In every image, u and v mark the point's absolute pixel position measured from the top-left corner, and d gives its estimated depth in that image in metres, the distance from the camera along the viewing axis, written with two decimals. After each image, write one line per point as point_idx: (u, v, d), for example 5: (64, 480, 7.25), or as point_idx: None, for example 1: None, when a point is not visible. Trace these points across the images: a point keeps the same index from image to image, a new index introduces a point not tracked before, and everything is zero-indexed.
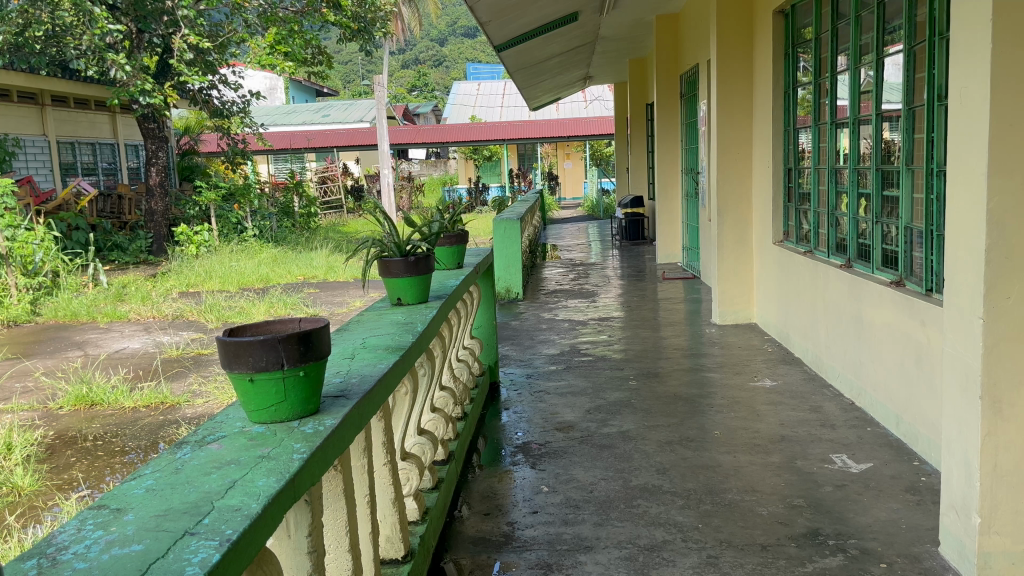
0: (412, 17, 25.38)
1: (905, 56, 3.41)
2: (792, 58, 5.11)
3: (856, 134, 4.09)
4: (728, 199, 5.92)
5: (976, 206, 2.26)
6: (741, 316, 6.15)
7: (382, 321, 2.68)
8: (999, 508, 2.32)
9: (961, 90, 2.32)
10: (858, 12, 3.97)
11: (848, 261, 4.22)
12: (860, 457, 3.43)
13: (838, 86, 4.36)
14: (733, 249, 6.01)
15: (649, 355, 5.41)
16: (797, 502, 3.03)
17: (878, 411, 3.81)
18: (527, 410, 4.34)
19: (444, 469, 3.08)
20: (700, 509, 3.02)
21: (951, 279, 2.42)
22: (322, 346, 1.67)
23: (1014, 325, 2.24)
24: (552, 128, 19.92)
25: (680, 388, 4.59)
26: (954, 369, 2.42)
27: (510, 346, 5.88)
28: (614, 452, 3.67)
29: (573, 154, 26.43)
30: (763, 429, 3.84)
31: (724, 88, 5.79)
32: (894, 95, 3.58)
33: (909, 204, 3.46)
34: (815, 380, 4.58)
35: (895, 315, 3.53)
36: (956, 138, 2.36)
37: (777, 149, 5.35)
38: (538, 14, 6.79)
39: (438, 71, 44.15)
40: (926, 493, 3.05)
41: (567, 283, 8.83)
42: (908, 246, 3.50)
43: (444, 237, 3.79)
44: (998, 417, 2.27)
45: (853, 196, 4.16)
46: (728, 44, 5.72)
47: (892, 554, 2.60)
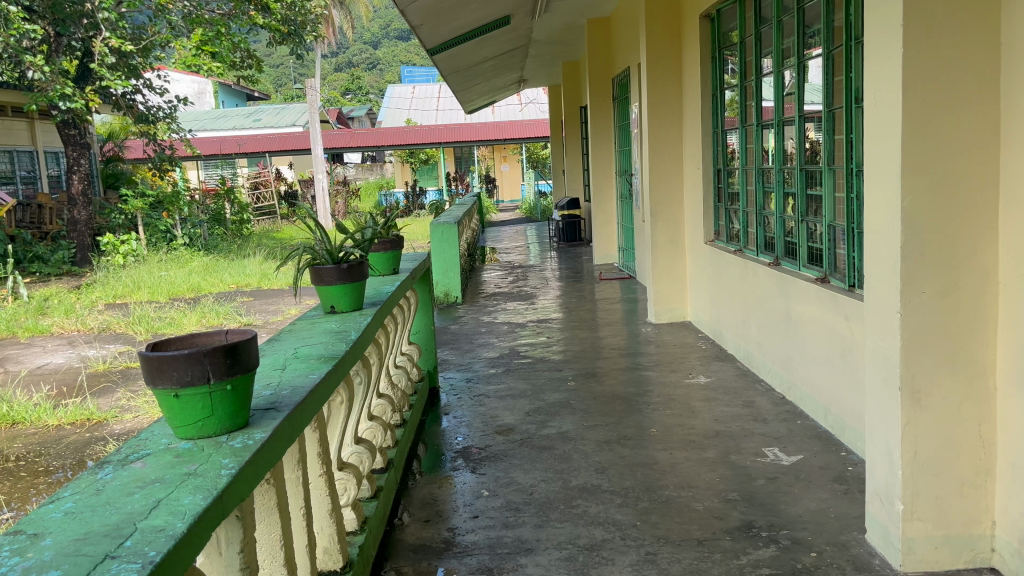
0: (344, 20, 25.15)
1: (825, 60, 3.53)
2: (719, 60, 5.20)
3: (782, 134, 4.18)
4: (660, 201, 6.03)
5: (891, 205, 2.34)
6: (676, 315, 6.25)
7: (316, 330, 2.64)
8: (920, 495, 2.41)
9: (875, 90, 2.40)
10: (780, 16, 4.08)
11: (776, 259, 4.34)
12: (791, 449, 3.53)
13: (762, 88, 4.46)
14: (666, 250, 6.13)
15: (588, 356, 5.46)
16: (732, 496, 3.10)
17: (807, 404, 3.92)
18: (467, 414, 4.34)
19: (383, 477, 3.07)
20: (638, 507, 3.06)
21: (870, 275, 2.51)
22: (250, 358, 1.64)
23: (929, 318, 2.33)
24: (488, 132, 19.86)
25: (618, 388, 4.65)
26: (875, 362, 2.51)
27: (450, 351, 5.86)
28: (554, 453, 3.69)
29: (510, 156, 26.64)
30: (698, 426, 3.92)
31: (654, 90, 5.90)
32: (815, 96, 3.70)
33: (831, 203, 3.59)
34: (746, 375, 4.70)
35: (821, 311, 3.64)
36: (872, 137, 2.44)
37: (706, 152, 5.48)
38: (470, 17, 6.79)
39: (372, 74, 43.88)
40: (853, 482, 3.15)
41: (506, 285, 8.87)
42: (832, 244, 3.63)
43: (378, 243, 3.75)
44: (916, 407, 2.36)
45: (780, 196, 4.28)
46: (657, 48, 5.81)
47: (822, 543, 2.68)
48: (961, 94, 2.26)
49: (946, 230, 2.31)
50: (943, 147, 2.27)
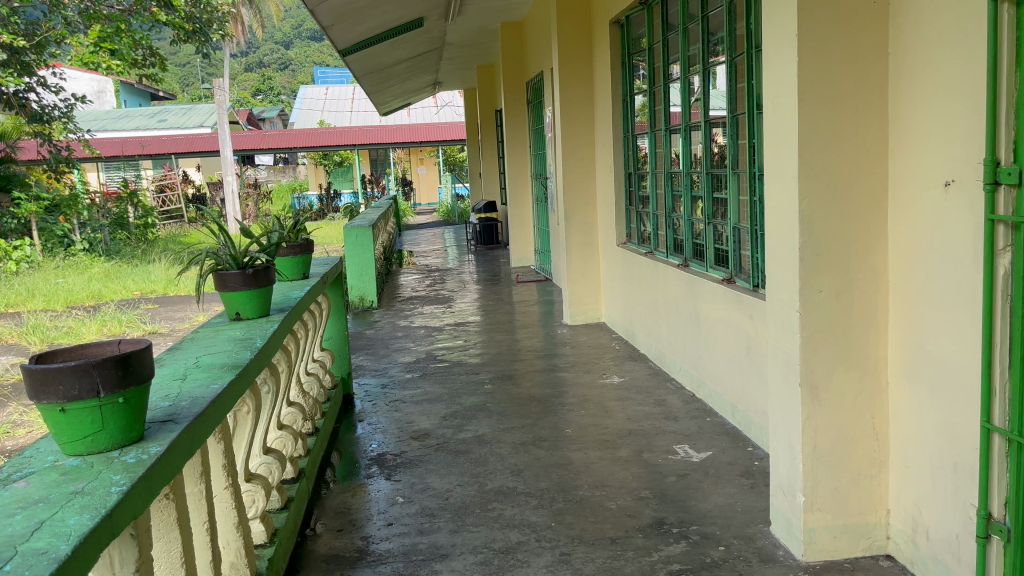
0: (254, 19, 24.54)
1: (728, 67, 3.63)
2: (628, 66, 5.30)
3: (689, 139, 4.29)
4: (574, 203, 6.12)
5: (789, 209, 2.43)
6: (591, 316, 6.32)
7: (219, 338, 2.55)
8: (819, 486, 2.50)
9: (773, 98, 2.49)
10: (685, 24, 4.18)
11: (685, 260, 4.45)
12: (700, 446, 3.62)
13: (670, 93, 4.56)
14: (580, 251, 6.22)
15: (505, 358, 5.48)
16: (644, 494, 3.15)
17: (716, 401, 4.03)
18: (382, 420, 4.28)
19: (293, 487, 3.00)
20: (553, 508, 3.08)
21: (771, 276, 2.59)
22: (144, 369, 1.57)
23: (825, 316, 2.43)
24: (404, 134, 19.71)
25: (534, 390, 4.67)
26: (776, 360, 2.60)
27: (365, 356, 5.77)
28: (469, 457, 3.68)
29: (427, 159, 26.57)
30: (612, 425, 3.98)
31: (567, 94, 5.97)
32: (720, 102, 3.82)
33: (736, 206, 3.70)
34: (658, 374, 4.79)
35: (727, 311, 3.75)
36: (771, 142, 2.52)
37: (618, 155, 5.57)
38: (382, 19, 6.72)
39: (284, 75, 42.99)
40: (759, 476, 3.25)
41: (423, 289, 8.82)
42: (737, 245, 3.75)
43: (287, 247, 3.66)
44: (814, 402, 2.46)
45: (687, 199, 4.39)
46: (569, 53, 5.88)
47: (729, 536, 2.76)
48: (850, 102, 2.35)
49: (840, 232, 2.40)
50: (838, 153, 2.37)
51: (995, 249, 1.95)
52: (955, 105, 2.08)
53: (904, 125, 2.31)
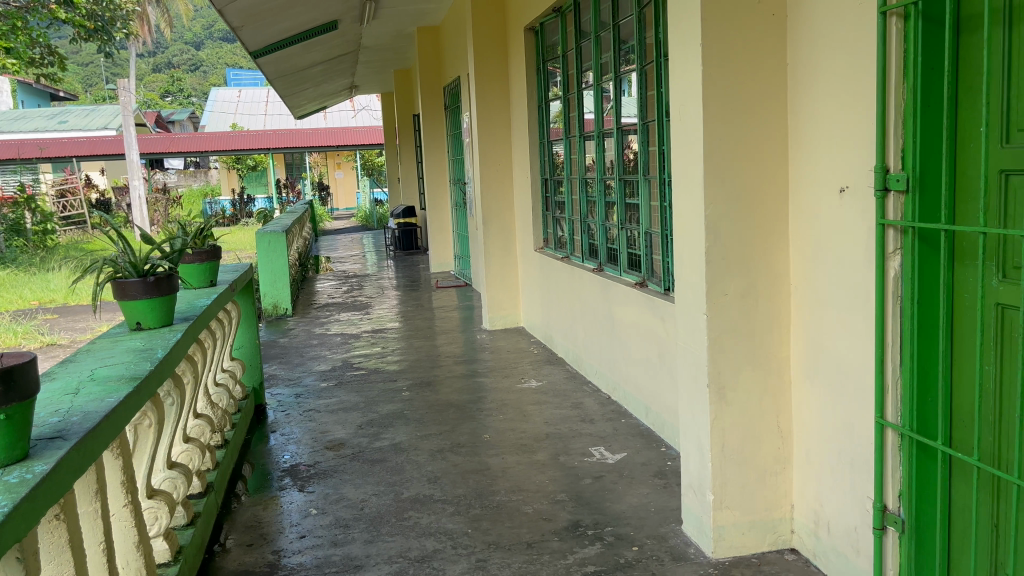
0: (161, 18, 23.71)
1: (638, 75, 3.70)
2: (543, 72, 5.35)
3: (602, 145, 4.36)
4: (491, 208, 6.13)
5: (696, 215, 2.49)
6: (509, 321, 6.34)
7: (116, 349, 2.44)
8: (728, 484, 2.56)
9: (679, 106, 2.54)
10: (598, 32, 4.24)
11: (600, 265, 4.51)
12: (615, 448, 3.66)
13: (584, 99, 4.62)
14: (499, 256, 6.23)
15: (423, 365, 5.43)
16: (560, 497, 3.17)
17: (631, 403, 4.09)
18: (296, 430, 4.18)
19: (200, 502, 2.90)
20: (470, 514, 3.07)
21: (680, 280, 2.65)
22: (28, 383, 1.47)
23: (731, 318, 2.50)
24: (320, 138, 19.39)
25: (453, 396, 4.65)
26: (686, 362, 2.65)
27: (278, 365, 5.63)
28: (386, 466, 3.63)
29: (344, 163, 26.22)
30: (529, 429, 3.99)
31: (483, 100, 5.98)
32: (631, 110, 3.89)
33: (648, 212, 3.78)
34: (575, 378, 4.84)
35: (640, 314, 3.82)
36: (679, 149, 2.58)
37: (534, 161, 5.61)
38: (294, 21, 6.59)
39: (195, 76, 41.73)
40: (672, 476, 3.31)
41: (340, 295, 8.67)
42: (649, 250, 3.82)
43: (192, 253, 3.54)
44: (722, 403, 2.52)
45: (601, 205, 4.46)
46: (484, 58, 5.89)
47: (643, 536, 2.80)
48: (751, 111, 2.43)
49: (744, 236, 2.47)
50: (741, 160, 2.44)
51: (886, 251, 2.04)
52: (848, 115, 2.17)
53: (802, 134, 2.40)
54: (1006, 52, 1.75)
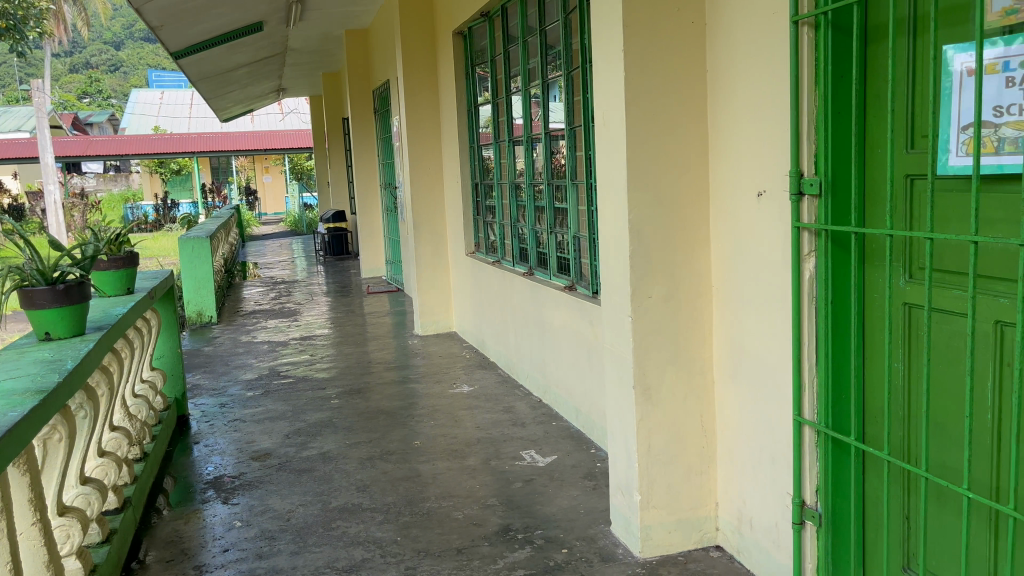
0: (78, 17, 22.87)
1: (565, 80, 3.73)
2: (472, 76, 5.35)
3: (531, 149, 4.38)
4: (422, 212, 6.10)
5: (621, 220, 2.52)
6: (441, 326, 6.30)
7: (23, 360, 2.33)
8: (654, 484, 2.60)
9: (603, 112, 2.57)
10: (525, 37, 4.26)
11: (530, 269, 4.53)
12: (546, 451, 3.68)
13: (512, 104, 4.63)
14: (430, 261, 6.20)
15: (354, 371, 5.36)
16: (491, 501, 3.17)
17: (561, 406, 4.11)
18: (220, 441, 4.07)
19: (117, 518, 2.79)
20: (399, 522, 3.03)
21: (605, 283, 2.68)
22: None
23: (655, 320, 2.53)
24: (247, 141, 18.98)
25: (383, 402, 4.60)
26: (613, 364, 2.68)
27: (202, 375, 5.48)
28: (313, 475, 3.56)
29: (273, 168, 25.72)
30: (460, 434, 3.98)
31: (412, 104, 5.94)
32: (558, 115, 3.92)
33: (576, 216, 3.81)
34: (507, 382, 4.84)
35: (570, 317, 3.85)
36: (603, 155, 2.60)
37: (464, 165, 5.60)
38: (217, 22, 6.44)
39: (115, 77, 40.37)
40: (601, 477, 3.34)
41: (268, 302, 8.49)
42: (578, 253, 3.85)
43: (107, 260, 3.41)
44: (647, 404, 2.56)
45: (531, 209, 4.48)
46: (413, 61, 5.86)
47: (572, 538, 2.81)
48: (672, 118, 2.47)
49: (667, 240, 2.51)
50: (664, 166, 2.49)
51: (801, 253, 2.10)
52: (763, 121, 2.23)
53: (721, 139, 2.45)
54: (909, 61, 1.82)
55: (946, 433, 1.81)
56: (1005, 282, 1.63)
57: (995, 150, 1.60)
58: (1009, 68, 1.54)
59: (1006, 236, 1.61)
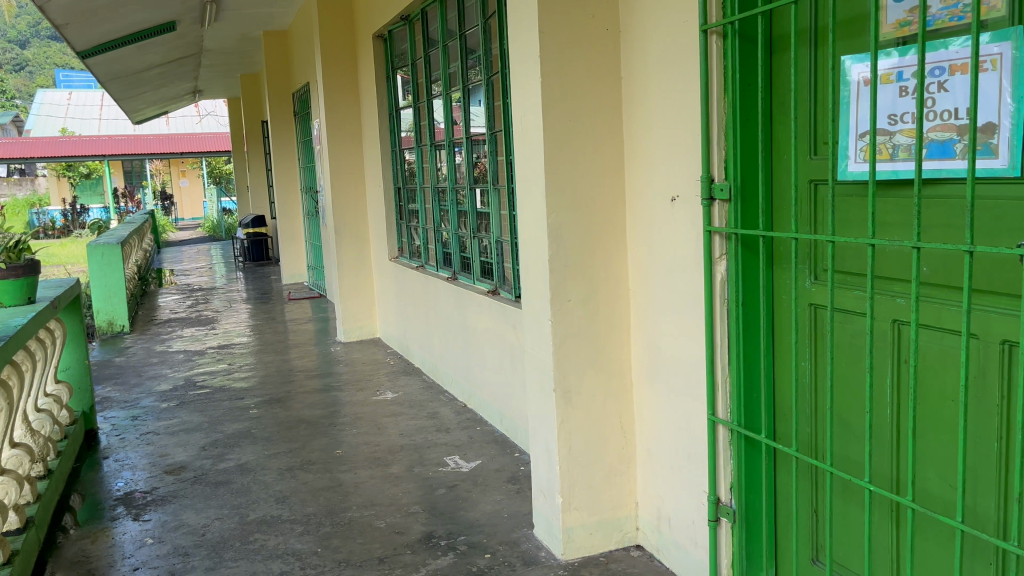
0: None
1: (485, 84, 3.74)
2: (393, 80, 5.31)
3: (453, 154, 4.37)
4: (343, 217, 6.01)
5: (539, 224, 2.54)
6: (365, 332, 6.23)
7: None
8: (576, 486, 2.62)
9: (521, 118, 2.58)
10: (445, 41, 4.25)
11: (454, 273, 4.51)
12: (470, 456, 3.67)
13: (434, 108, 4.62)
14: (352, 266, 6.12)
15: (274, 380, 5.24)
16: (414, 509, 3.14)
17: (486, 410, 4.11)
18: (132, 455, 3.92)
19: (18, 539, 2.65)
20: (319, 533, 2.97)
21: (525, 288, 2.69)
22: None
23: (574, 324, 2.56)
24: (162, 144, 18.38)
25: (304, 411, 4.50)
26: (534, 368, 2.69)
27: (113, 386, 5.27)
28: (230, 488, 3.46)
29: (190, 171, 24.97)
30: (383, 442, 3.93)
31: (332, 107, 5.85)
32: (479, 120, 3.92)
33: (498, 220, 3.82)
34: (431, 388, 4.81)
35: (493, 321, 3.85)
36: (521, 160, 2.62)
37: (386, 169, 5.55)
38: (126, 20, 6.22)
39: (19, 76, 38.53)
40: (525, 481, 3.35)
41: (185, 310, 8.24)
42: (500, 258, 3.86)
43: (5, 268, 3.24)
44: (568, 406, 2.58)
45: (454, 214, 4.47)
46: (332, 64, 5.77)
47: (495, 543, 2.81)
48: (588, 124, 2.50)
49: (584, 245, 2.54)
50: (582, 171, 2.51)
51: (712, 256, 2.15)
52: (676, 128, 2.28)
53: (636, 145, 2.49)
54: (811, 71, 1.89)
55: (850, 429, 1.88)
56: (901, 283, 1.70)
57: (890, 156, 1.67)
58: (902, 78, 1.62)
59: (901, 238, 1.68)
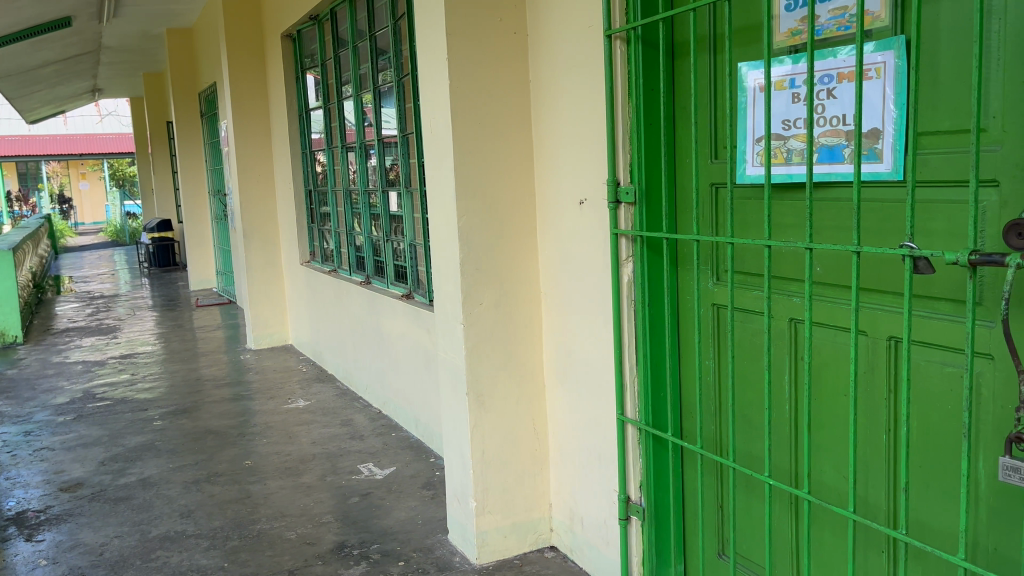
0: None
1: (396, 86, 3.70)
2: (302, 81, 5.20)
3: (364, 156, 4.31)
4: (252, 220, 5.86)
5: (449, 228, 2.52)
6: (277, 338, 6.07)
7: None
8: (489, 489, 2.62)
9: (430, 120, 2.56)
10: (355, 42, 4.19)
11: (367, 277, 4.45)
12: (384, 463, 3.62)
13: (344, 109, 4.54)
14: (262, 271, 5.96)
15: (180, 390, 5.05)
16: (326, 518, 3.07)
17: (401, 416, 4.06)
18: (24, 473, 3.71)
19: None
20: (226, 547, 2.88)
21: (437, 292, 2.67)
22: None
23: (485, 327, 2.55)
24: (59, 145, 17.52)
25: (213, 422, 4.36)
26: (446, 372, 2.67)
27: (4, 401, 4.98)
28: (132, 503, 3.32)
29: (90, 173, 23.89)
30: (295, 451, 3.84)
31: (239, 107, 5.69)
32: (390, 122, 3.88)
33: (411, 223, 3.78)
34: (345, 394, 4.73)
35: (407, 325, 3.81)
36: (431, 163, 2.60)
37: (297, 172, 5.43)
38: (17, 15, 5.90)
39: None
40: (440, 486, 3.32)
41: (84, 319, 7.86)
42: (413, 261, 3.82)
43: None
44: (480, 410, 2.58)
45: (366, 217, 4.41)
46: (239, 64, 5.62)
47: (409, 550, 2.78)
48: (497, 127, 2.51)
49: (495, 248, 2.54)
50: (492, 174, 2.51)
51: (619, 258, 2.19)
52: (583, 132, 2.30)
53: (545, 148, 2.51)
54: (710, 77, 1.94)
55: (751, 425, 1.94)
56: (796, 282, 1.76)
57: (784, 160, 1.73)
58: (795, 85, 1.68)
59: (796, 239, 1.74)
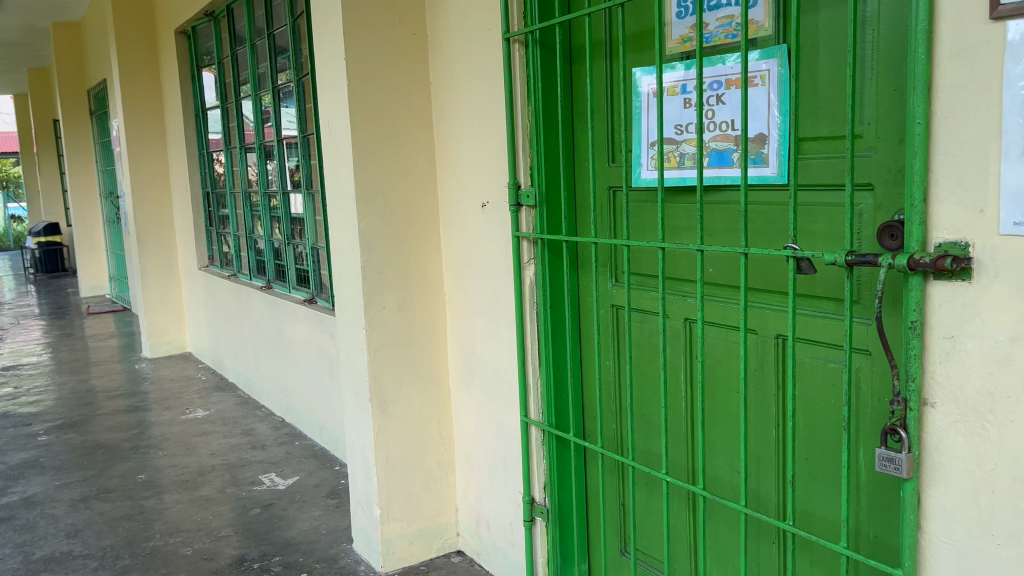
0: None
1: (295, 86, 3.62)
2: (198, 79, 5.02)
3: (264, 158, 4.20)
4: (146, 224, 5.61)
5: (350, 232, 2.48)
6: (174, 346, 5.84)
7: None
8: (394, 495, 2.58)
9: (329, 122, 2.51)
10: (252, 40, 4.07)
11: (268, 282, 4.33)
12: (287, 473, 3.52)
13: (243, 109, 4.41)
14: (157, 277, 5.72)
15: (68, 403, 4.79)
16: (225, 532, 2.97)
17: (304, 423, 3.97)
18: None
19: None
20: (117, 566, 2.74)
21: (338, 296, 2.61)
22: None
23: (388, 331, 2.52)
24: None
25: (104, 435, 4.15)
26: (348, 378, 2.62)
27: None
28: (13, 524, 3.12)
29: None
30: (193, 463, 3.69)
31: (131, 106, 5.44)
32: (290, 123, 3.79)
33: (313, 226, 3.70)
34: (246, 403, 4.58)
35: (309, 331, 3.73)
36: (330, 165, 2.54)
37: (194, 173, 5.24)
38: None
39: None
40: (344, 494, 3.26)
41: None
42: (316, 266, 3.74)
43: None
44: (384, 415, 2.54)
45: (266, 220, 4.29)
46: (129, 60, 5.37)
47: (312, 561, 2.71)
48: (397, 129, 2.47)
49: (397, 252, 2.51)
50: (393, 177, 2.48)
51: (521, 261, 2.19)
52: (483, 134, 2.30)
53: (447, 150, 2.49)
54: (606, 82, 1.96)
55: (649, 423, 1.98)
56: (690, 283, 1.80)
57: (677, 164, 1.76)
58: (686, 91, 1.72)
59: (689, 242, 1.78)
